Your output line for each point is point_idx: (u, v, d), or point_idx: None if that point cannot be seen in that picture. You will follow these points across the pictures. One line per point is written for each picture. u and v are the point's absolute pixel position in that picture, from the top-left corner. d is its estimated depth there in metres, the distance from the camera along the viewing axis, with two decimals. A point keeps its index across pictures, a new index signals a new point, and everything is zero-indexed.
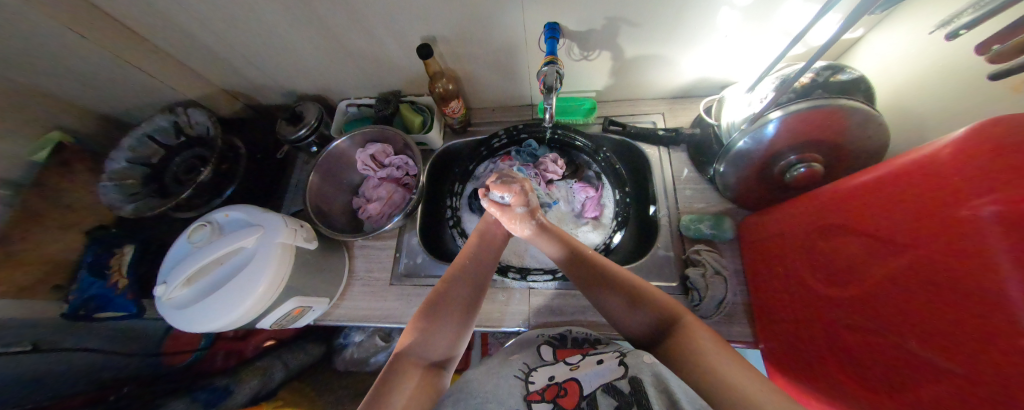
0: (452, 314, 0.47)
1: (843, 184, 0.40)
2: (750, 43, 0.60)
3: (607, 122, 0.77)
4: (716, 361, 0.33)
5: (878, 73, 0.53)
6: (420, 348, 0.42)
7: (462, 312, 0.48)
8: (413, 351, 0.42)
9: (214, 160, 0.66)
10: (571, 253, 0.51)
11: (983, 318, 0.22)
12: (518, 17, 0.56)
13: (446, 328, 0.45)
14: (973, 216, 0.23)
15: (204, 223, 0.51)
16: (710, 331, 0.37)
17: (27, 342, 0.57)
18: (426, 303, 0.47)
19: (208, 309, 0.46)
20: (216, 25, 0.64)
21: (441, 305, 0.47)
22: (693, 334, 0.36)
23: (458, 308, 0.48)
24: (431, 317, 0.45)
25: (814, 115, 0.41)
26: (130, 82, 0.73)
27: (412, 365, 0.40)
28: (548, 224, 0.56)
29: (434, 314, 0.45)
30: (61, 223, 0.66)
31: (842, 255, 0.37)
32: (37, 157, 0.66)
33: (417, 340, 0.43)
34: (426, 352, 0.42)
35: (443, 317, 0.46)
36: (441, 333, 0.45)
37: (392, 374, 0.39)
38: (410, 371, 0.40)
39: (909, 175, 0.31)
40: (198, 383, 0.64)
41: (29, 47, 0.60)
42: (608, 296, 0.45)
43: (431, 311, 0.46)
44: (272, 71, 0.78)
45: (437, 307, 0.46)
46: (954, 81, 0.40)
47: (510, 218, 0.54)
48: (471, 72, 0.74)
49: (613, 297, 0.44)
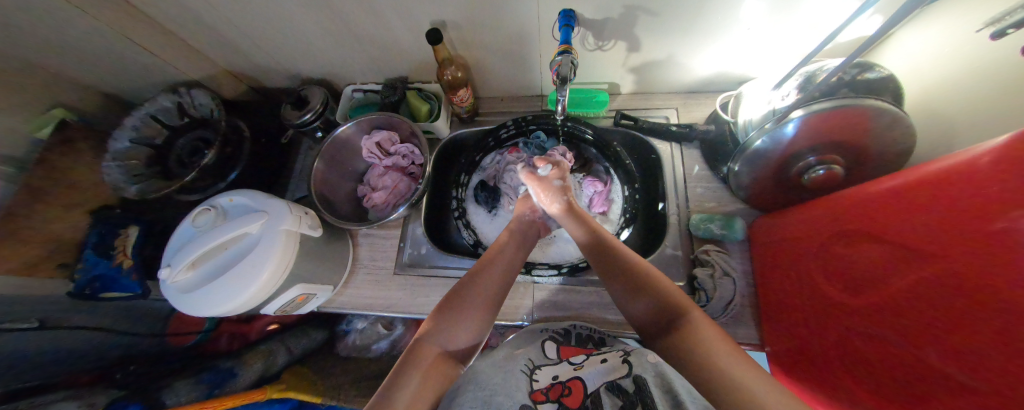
0: (473, 310, 0.46)
1: (868, 188, 0.38)
2: (777, 35, 0.57)
3: (619, 116, 0.75)
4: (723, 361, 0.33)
5: (906, 72, 0.51)
6: (442, 337, 0.43)
7: (487, 306, 0.48)
8: (434, 340, 0.42)
9: (218, 143, 0.65)
10: (594, 239, 0.53)
11: (1000, 335, 0.22)
12: (532, 3, 0.54)
13: (470, 320, 0.46)
14: (1008, 229, 0.22)
15: (209, 207, 0.51)
16: (719, 330, 0.36)
17: (33, 319, 0.58)
18: (450, 292, 0.49)
19: (213, 295, 0.45)
20: (218, 3, 0.62)
21: (468, 296, 0.47)
22: (699, 326, 0.37)
23: (483, 302, 0.48)
24: (455, 307, 0.46)
25: (839, 116, 0.39)
26: (131, 59, 0.71)
27: (433, 352, 0.41)
28: (576, 205, 0.59)
29: (461, 306, 0.46)
30: (63, 201, 0.65)
31: (859, 261, 0.36)
32: (42, 133, 0.67)
33: (441, 327, 0.44)
34: (447, 343, 0.43)
35: (470, 308, 0.46)
36: (466, 324, 0.45)
37: (409, 361, 0.40)
38: (431, 361, 0.40)
39: (942, 182, 0.29)
40: (202, 365, 0.65)
41: (25, 19, 0.58)
42: (613, 280, 0.47)
43: (455, 302, 0.46)
44: (276, 53, 0.76)
45: (463, 302, 0.47)
46: (991, 83, 0.38)
47: (544, 189, 0.59)
48: (480, 59, 0.72)
49: (618, 282, 0.46)
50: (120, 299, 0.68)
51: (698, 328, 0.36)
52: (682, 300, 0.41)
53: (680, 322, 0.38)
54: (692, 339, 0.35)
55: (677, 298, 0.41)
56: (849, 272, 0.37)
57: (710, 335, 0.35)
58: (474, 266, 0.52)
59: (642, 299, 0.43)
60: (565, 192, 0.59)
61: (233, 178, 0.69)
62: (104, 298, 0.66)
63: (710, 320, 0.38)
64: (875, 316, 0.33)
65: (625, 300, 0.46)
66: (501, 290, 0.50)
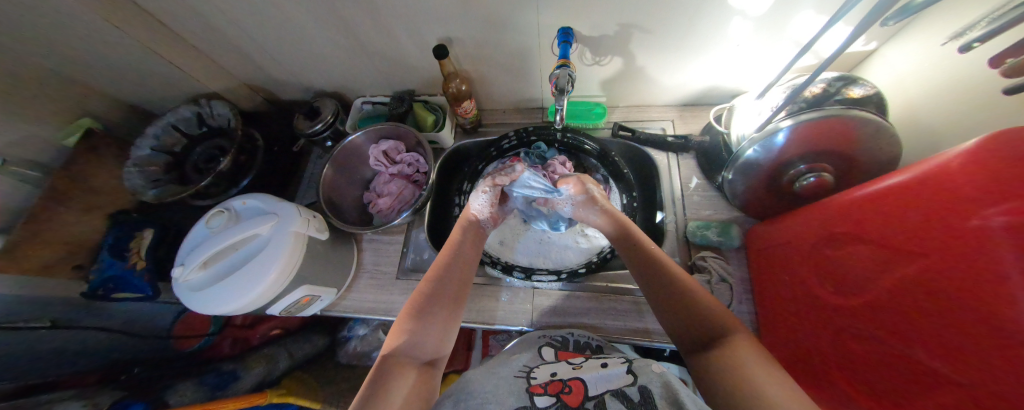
0: (437, 319, 0.48)
1: (851, 194, 0.40)
2: (762, 54, 0.61)
3: (618, 127, 0.77)
4: (763, 377, 0.32)
5: (890, 86, 0.54)
6: (409, 346, 0.44)
7: (448, 311, 0.50)
8: (402, 350, 0.44)
9: (234, 152, 0.68)
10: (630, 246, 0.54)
11: (990, 328, 0.22)
12: (533, 21, 0.58)
13: (432, 326, 0.48)
14: (982, 224, 0.24)
15: (223, 209, 0.54)
16: (763, 350, 0.36)
17: (46, 319, 0.62)
18: (409, 303, 0.49)
19: (220, 295, 0.47)
20: (242, 21, 0.66)
21: (427, 304, 0.49)
22: (744, 349, 0.36)
23: (443, 309, 0.50)
24: (415, 317, 0.47)
25: (824, 126, 0.41)
26: (157, 74, 0.76)
27: (403, 362, 0.42)
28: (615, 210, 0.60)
29: (422, 314, 0.48)
30: (84, 205, 0.68)
31: (848, 263, 0.37)
32: (69, 142, 0.73)
33: (406, 338, 0.45)
34: (415, 351, 0.45)
35: (431, 316, 0.48)
36: (428, 330, 0.47)
37: (384, 370, 0.41)
38: (403, 367, 0.42)
39: (918, 185, 0.31)
40: (206, 369, 0.68)
41: (65, 40, 0.63)
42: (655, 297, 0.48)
43: (416, 312, 0.48)
44: (292, 68, 0.81)
45: (423, 310, 0.48)
46: (968, 95, 0.40)
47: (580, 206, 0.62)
48: (484, 74, 0.76)
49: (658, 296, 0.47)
50: (131, 300, 0.69)
51: (739, 346, 0.37)
52: (724, 318, 0.41)
53: (724, 340, 0.39)
54: (729, 353, 0.36)
55: (719, 317, 0.42)
56: (844, 276, 0.38)
57: (751, 351, 0.36)
58: (427, 274, 0.54)
59: (684, 320, 0.44)
60: (596, 202, 0.60)
61: (245, 184, 0.72)
62: (115, 298, 0.67)
63: (758, 343, 0.37)
64: (876, 324, 0.33)
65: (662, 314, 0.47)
66: (459, 289, 0.53)
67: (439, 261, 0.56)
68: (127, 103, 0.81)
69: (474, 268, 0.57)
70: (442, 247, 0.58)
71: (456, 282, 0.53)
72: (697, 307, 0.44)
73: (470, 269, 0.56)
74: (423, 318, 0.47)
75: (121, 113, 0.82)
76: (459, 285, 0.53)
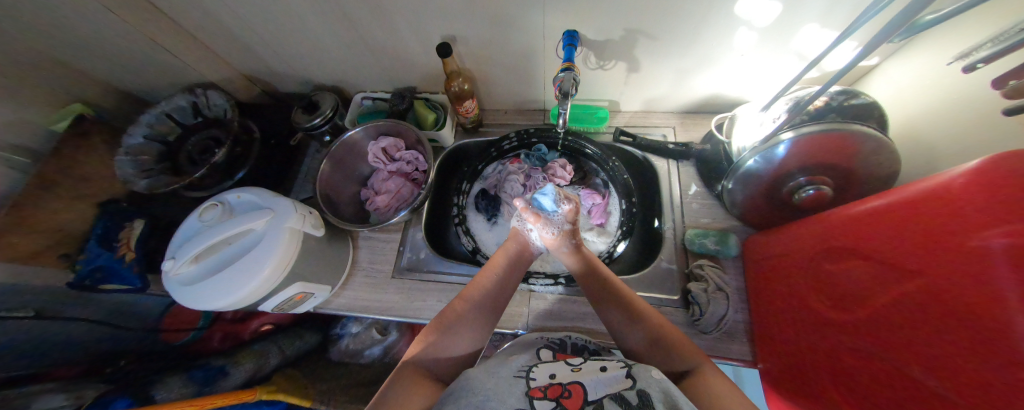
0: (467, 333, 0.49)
1: (853, 208, 0.40)
2: (765, 66, 0.61)
3: (619, 132, 0.77)
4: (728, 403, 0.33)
5: (890, 100, 0.54)
6: (429, 358, 0.45)
7: (481, 327, 0.51)
8: (419, 360, 0.44)
9: (229, 143, 0.67)
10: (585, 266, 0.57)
11: (986, 346, 0.22)
12: (540, 22, 0.57)
13: (460, 340, 0.48)
14: (982, 246, 0.24)
15: (217, 203, 0.52)
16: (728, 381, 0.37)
17: (29, 308, 0.60)
18: (438, 317, 0.50)
19: (211, 291, 0.46)
20: (243, 12, 0.65)
21: (459, 319, 0.50)
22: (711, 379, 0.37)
23: (475, 327, 0.50)
24: (442, 330, 0.48)
25: (825, 138, 0.41)
26: (152, 62, 0.75)
27: (419, 372, 0.42)
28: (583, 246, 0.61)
29: (448, 327, 0.48)
30: (72, 192, 0.66)
31: (845, 278, 0.37)
32: (58, 126, 0.72)
33: (428, 351, 0.45)
34: (433, 362, 0.45)
35: (460, 331, 0.48)
36: (455, 342, 0.48)
37: (396, 379, 0.41)
38: (414, 376, 0.42)
39: (920, 203, 0.31)
40: (194, 363, 0.66)
41: (59, 24, 0.62)
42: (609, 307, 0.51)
43: (443, 325, 0.48)
44: (293, 61, 0.80)
45: (451, 325, 0.49)
46: (968, 114, 0.40)
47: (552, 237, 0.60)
48: (487, 74, 0.75)
49: (613, 307, 0.50)
50: (118, 291, 0.67)
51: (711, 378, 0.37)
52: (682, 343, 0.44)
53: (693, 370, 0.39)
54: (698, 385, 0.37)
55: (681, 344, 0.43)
56: (839, 291, 0.38)
57: (716, 378, 0.37)
58: (464, 289, 0.55)
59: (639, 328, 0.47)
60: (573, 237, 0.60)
61: (240, 176, 0.70)
62: (102, 290, 0.66)
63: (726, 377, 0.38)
64: (871, 336, 0.33)
65: (617, 327, 0.49)
66: (494, 306, 0.53)
67: (480, 276, 0.57)
68: (121, 89, 0.80)
69: (510, 294, 0.56)
70: (483, 268, 0.57)
71: (493, 298, 0.54)
72: (650, 326, 0.46)
73: (507, 290, 0.56)
74: (453, 331, 0.48)
75: (113, 99, 0.80)
76: (496, 301, 0.54)
